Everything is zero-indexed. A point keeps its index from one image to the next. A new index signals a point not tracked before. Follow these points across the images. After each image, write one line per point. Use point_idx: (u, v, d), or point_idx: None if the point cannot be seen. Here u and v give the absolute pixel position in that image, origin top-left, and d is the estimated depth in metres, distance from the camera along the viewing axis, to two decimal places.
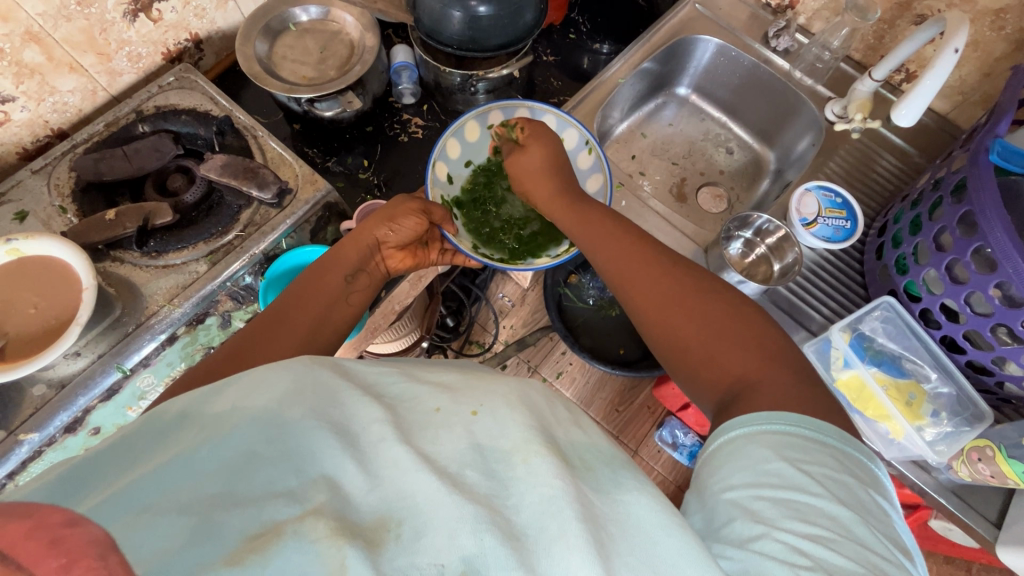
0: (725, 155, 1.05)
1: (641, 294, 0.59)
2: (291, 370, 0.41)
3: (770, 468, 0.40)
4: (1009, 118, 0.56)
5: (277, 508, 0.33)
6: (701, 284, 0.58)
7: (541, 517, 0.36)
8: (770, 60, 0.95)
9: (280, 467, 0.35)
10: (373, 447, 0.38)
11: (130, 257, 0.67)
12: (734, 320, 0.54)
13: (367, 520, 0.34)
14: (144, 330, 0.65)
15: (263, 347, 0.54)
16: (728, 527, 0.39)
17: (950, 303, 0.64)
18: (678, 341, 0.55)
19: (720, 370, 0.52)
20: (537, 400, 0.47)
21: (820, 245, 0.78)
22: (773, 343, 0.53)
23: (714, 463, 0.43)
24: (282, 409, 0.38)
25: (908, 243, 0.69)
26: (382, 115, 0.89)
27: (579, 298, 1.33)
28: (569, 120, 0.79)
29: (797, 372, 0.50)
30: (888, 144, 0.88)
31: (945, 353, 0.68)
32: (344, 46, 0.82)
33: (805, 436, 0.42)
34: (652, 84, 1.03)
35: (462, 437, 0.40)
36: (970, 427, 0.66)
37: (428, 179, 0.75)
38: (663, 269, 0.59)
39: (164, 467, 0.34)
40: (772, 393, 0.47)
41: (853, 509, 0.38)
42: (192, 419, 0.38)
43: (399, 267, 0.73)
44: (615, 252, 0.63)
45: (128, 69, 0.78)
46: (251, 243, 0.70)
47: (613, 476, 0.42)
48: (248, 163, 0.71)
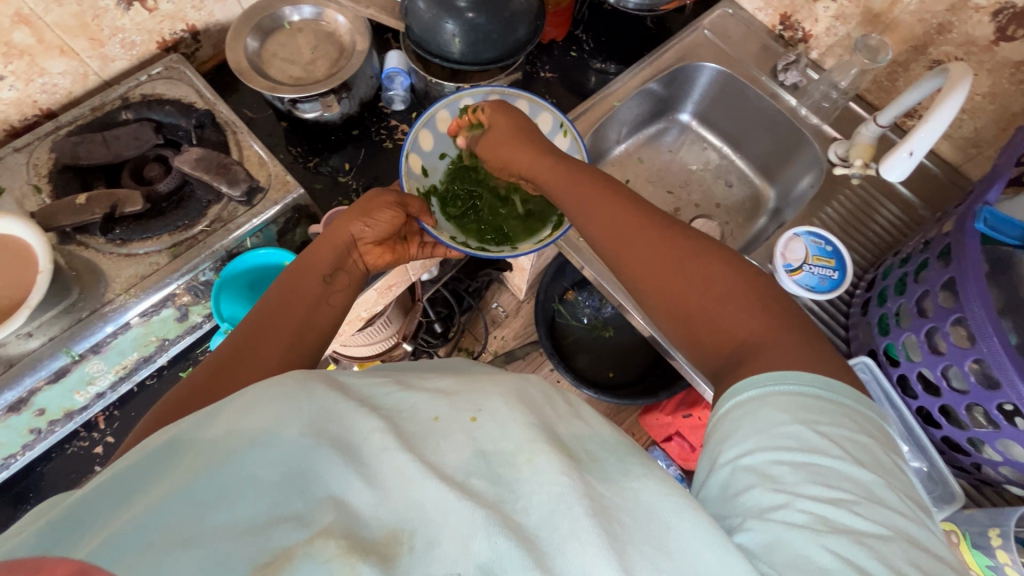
0: (723, 187, 1.02)
1: (636, 254, 0.53)
2: (282, 386, 0.39)
3: (787, 431, 0.37)
4: (1001, 185, 0.52)
5: (285, 532, 0.32)
6: (695, 242, 0.51)
7: (553, 516, 0.34)
8: (777, 94, 0.91)
9: (285, 490, 0.34)
10: (374, 456, 0.37)
11: (95, 242, 0.68)
12: (734, 278, 0.49)
13: (378, 535, 0.33)
14: (99, 317, 0.65)
15: (254, 354, 0.52)
16: (744, 496, 0.36)
17: (927, 373, 0.60)
18: (673, 302, 0.50)
19: (720, 336, 0.47)
20: (536, 395, 0.45)
21: (803, 294, 0.75)
22: (777, 302, 0.48)
23: (725, 427, 0.40)
24: (281, 428, 0.37)
25: (892, 302, 0.65)
26: (370, 119, 0.88)
27: (574, 316, 1.31)
28: (541, 103, 0.76)
29: (805, 335, 0.45)
30: (892, 191, 0.83)
31: (921, 426, 0.63)
32: (335, 47, 0.82)
33: (821, 396, 0.39)
34: (653, 108, 1.00)
35: (465, 444, 0.39)
36: (935, 509, 0.62)
37: (403, 172, 0.73)
38: (652, 227, 0.53)
39: (164, 499, 0.33)
40: (780, 357, 0.42)
41: (875, 471, 0.36)
42: (188, 446, 0.36)
43: (378, 264, 0.72)
44: (598, 208, 0.57)
45: (121, 56, 0.79)
46: (215, 238, 0.70)
47: (621, 464, 0.40)
48: (221, 158, 0.71)
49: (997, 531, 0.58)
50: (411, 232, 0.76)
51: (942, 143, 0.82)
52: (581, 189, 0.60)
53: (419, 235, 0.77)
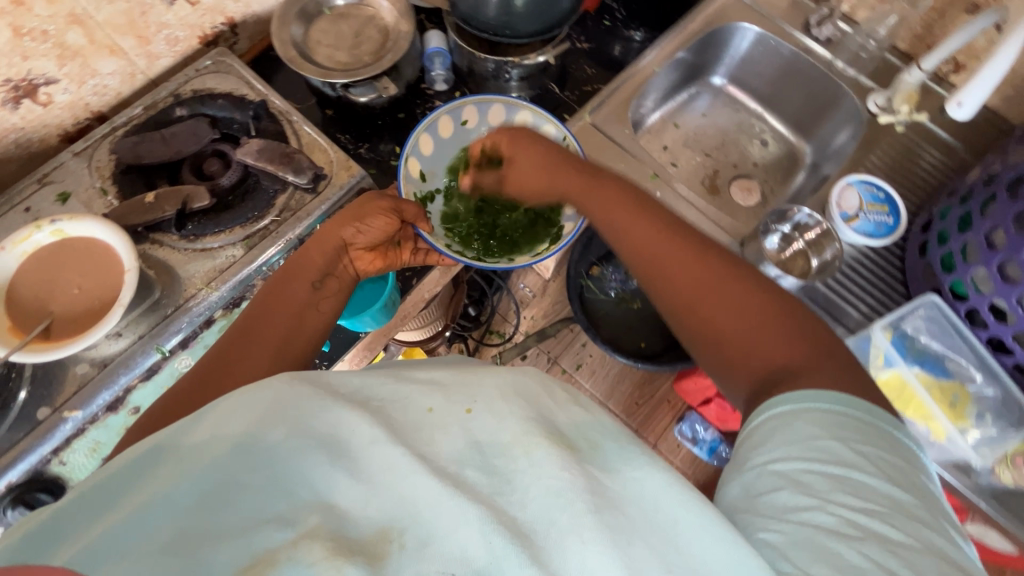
0: (759, 147, 1.03)
1: (674, 276, 0.54)
2: (270, 390, 0.41)
3: (820, 442, 0.39)
4: None
5: (269, 534, 0.33)
6: (734, 269, 0.53)
7: (552, 510, 0.35)
8: (811, 49, 0.92)
9: (270, 492, 0.36)
10: (365, 452, 0.38)
11: (169, 240, 0.68)
12: (773, 306, 0.50)
13: (367, 533, 0.34)
14: (183, 313, 0.66)
15: (232, 365, 0.54)
16: (771, 496, 0.38)
17: (1000, 303, 0.63)
18: (716, 325, 0.51)
19: (758, 360, 0.48)
20: (532, 387, 0.46)
21: (861, 241, 0.77)
22: (818, 331, 0.49)
23: (757, 437, 0.42)
24: (257, 432, 0.38)
25: (956, 241, 0.67)
26: (414, 101, 0.88)
27: (601, 291, 1.31)
28: (544, 116, 0.79)
29: (842, 361, 0.46)
30: (932, 136, 0.85)
31: (991, 354, 0.66)
32: (378, 30, 0.82)
33: (854, 413, 0.41)
34: (686, 73, 1.01)
35: (458, 434, 0.40)
36: (1014, 431, 0.64)
37: (400, 174, 0.75)
38: (693, 251, 0.55)
39: (143, 507, 0.35)
40: (820, 379, 0.43)
41: (906, 489, 0.37)
42: (176, 449, 0.38)
43: (370, 270, 0.70)
44: (637, 230, 0.59)
45: (166, 52, 0.78)
46: (287, 227, 0.70)
47: (621, 450, 0.42)
48: (283, 148, 0.72)
49: None
50: (405, 238, 0.74)
51: None
52: (621, 209, 0.62)
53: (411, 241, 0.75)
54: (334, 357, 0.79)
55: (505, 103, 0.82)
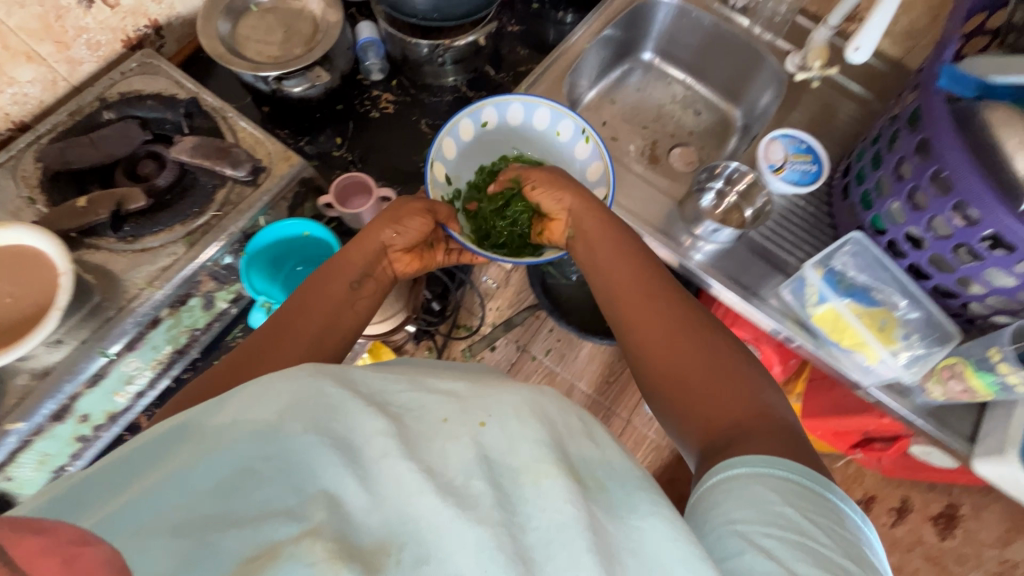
0: (693, 116, 1.07)
1: (642, 324, 0.58)
2: (295, 376, 0.39)
3: (778, 509, 0.39)
4: (955, 43, 0.58)
5: (276, 527, 0.32)
6: (699, 322, 0.56)
7: (551, 542, 0.35)
8: (730, 18, 0.96)
9: (279, 486, 0.34)
10: (375, 463, 0.36)
11: (106, 243, 0.67)
12: (729, 364, 0.53)
13: (368, 542, 0.33)
14: (127, 314, 0.64)
15: (267, 358, 0.54)
16: (733, 560, 0.37)
17: (913, 231, 0.67)
18: (675, 376, 0.53)
19: (713, 412, 0.50)
20: (551, 411, 0.44)
21: (790, 189, 0.80)
22: (766, 394, 0.51)
23: (715, 496, 0.42)
24: (285, 422, 0.36)
25: (871, 178, 0.73)
26: (352, 93, 0.89)
27: (563, 277, 1.24)
28: (563, 111, 0.80)
29: (792, 428, 0.48)
30: (846, 91, 0.92)
31: (913, 280, 0.70)
32: (307, 23, 0.82)
33: (807, 484, 0.41)
34: (616, 50, 1.04)
35: (470, 447, 0.38)
36: (939, 347, 0.69)
37: (428, 180, 0.76)
38: (670, 305, 0.58)
39: (160, 484, 0.33)
40: (762, 440, 0.45)
41: (859, 564, 0.37)
42: (193, 429, 0.36)
43: (407, 270, 0.72)
44: (616, 277, 0.62)
45: (88, 58, 0.76)
46: (229, 221, 0.69)
47: (628, 497, 0.40)
48: (219, 143, 0.71)
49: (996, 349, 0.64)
50: (438, 240, 0.76)
51: (885, 41, 0.90)
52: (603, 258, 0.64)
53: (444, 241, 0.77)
54: None
55: (525, 102, 0.82)
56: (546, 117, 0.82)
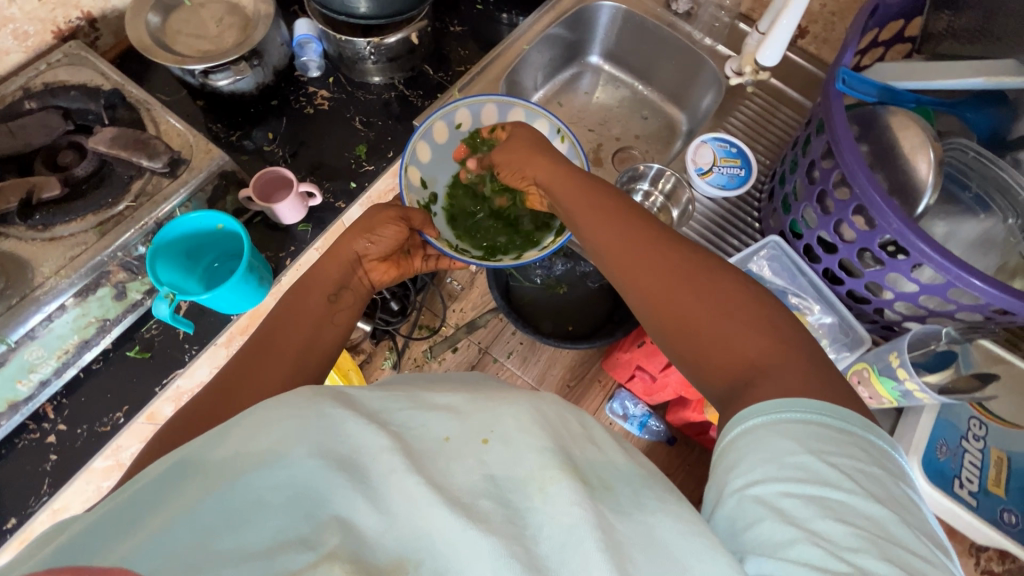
0: (640, 120, 1.07)
1: (643, 273, 0.56)
2: (292, 403, 0.40)
3: (797, 461, 0.37)
4: (853, 47, 0.58)
5: (290, 557, 0.33)
6: (710, 263, 0.54)
7: (564, 547, 0.36)
8: (673, 23, 0.97)
9: (294, 515, 0.36)
10: (382, 480, 0.38)
11: (16, 231, 0.67)
12: (745, 300, 0.51)
13: (384, 562, 0.35)
14: (30, 302, 0.64)
15: (253, 380, 0.54)
16: (756, 528, 0.37)
17: (824, 236, 0.67)
18: (688, 321, 0.51)
19: (729, 355, 0.48)
20: (551, 416, 0.46)
21: (716, 193, 0.81)
22: (786, 327, 0.49)
23: (732, 455, 0.41)
24: (290, 449, 0.37)
25: (789, 183, 0.73)
26: (288, 89, 0.89)
27: (526, 278, 1.14)
28: (537, 110, 0.82)
29: (814, 356, 0.47)
30: (785, 97, 0.92)
31: (828, 286, 0.70)
32: (239, 17, 0.83)
33: (833, 424, 0.40)
34: (563, 52, 1.05)
35: (475, 468, 0.40)
36: (849, 352, 0.69)
37: (403, 185, 0.76)
38: (672, 254, 0.56)
39: (170, 525, 0.34)
40: (786, 380, 0.43)
41: (889, 507, 0.36)
42: (196, 464, 0.37)
43: (383, 278, 0.75)
44: (615, 228, 0.60)
45: (15, 48, 0.77)
46: (143, 212, 0.69)
47: (636, 496, 0.41)
48: (138, 134, 0.72)
49: (895, 354, 0.63)
50: (415, 247, 0.79)
51: (821, 47, 0.90)
52: (601, 209, 0.62)
53: (422, 248, 0.81)
54: (206, 340, 0.75)
55: (498, 102, 0.83)
56: (520, 116, 0.84)
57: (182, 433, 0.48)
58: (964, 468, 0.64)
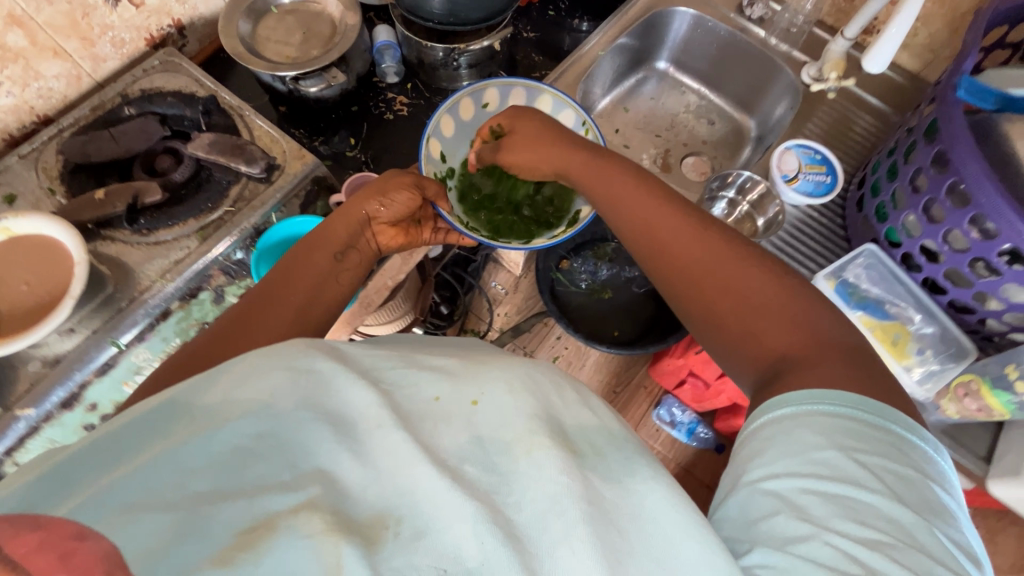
0: (706, 125, 1.07)
1: (672, 255, 0.56)
2: (282, 353, 0.40)
3: (821, 457, 0.37)
4: (976, 54, 0.57)
5: (270, 500, 0.34)
6: (741, 248, 0.54)
7: (542, 518, 0.36)
8: (746, 28, 0.96)
9: (270, 462, 0.35)
10: (370, 435, 0.38)
11: (121, 235, 0.68)
12: (777, 290, 0.50)
13: (365, 515, 0.34)
14: (138, 305, 0.65)
15: (252, 326, 0.53)
16: (770, 522, 0.37)
17: (929, 244, 0.66)
18: (715, 307, 0.52)
19: (762, 343, 0.49)
20: (544, 382, 0.45)
21: (803, 201, 0.80)
22: (822, 318, 0.49)
23: (754, 446, 0.41)
24: (279, 401, 0.37)
25: (887, 190, 0.72)
26: (367, 94, 0.90)
27: (572, 283, 1.10)
28: (564, 100, 0.82)
29: (847, 347, 0.46)
30: (864, 103, 0.91)
31: (928, 295, 0.69)
32: (326, 24, 0.84)
33: (862, 419, 0.39)
34: (631, 59, 1.04)
35: (463, 428, 0.40)
36: (954, 363, 0.66)
37: (422, 155, 0.77)
38: (701, 235, 0.55)
39: (150, 464, 0.34)
40: (820, 370, 0.43)
41: (915, 511, 0.36)
42: (185, 410, 0.37)
43: (391, 245, 0.72)
44: (644, 212, 0.60)
45: (112, 55, 0.78)
46: (242, 217, 0.70)
47: (626, 461, 0.41)
48: (235, 140, 0.72)
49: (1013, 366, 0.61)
50: (426, 217, 0.76)
51: (902, 53, 0.89)
52: (625, 200, 0.62)
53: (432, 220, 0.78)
54: None
55: (527, 86, 0.84)
56: (548, 104, 0.83)
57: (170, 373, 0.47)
58: None
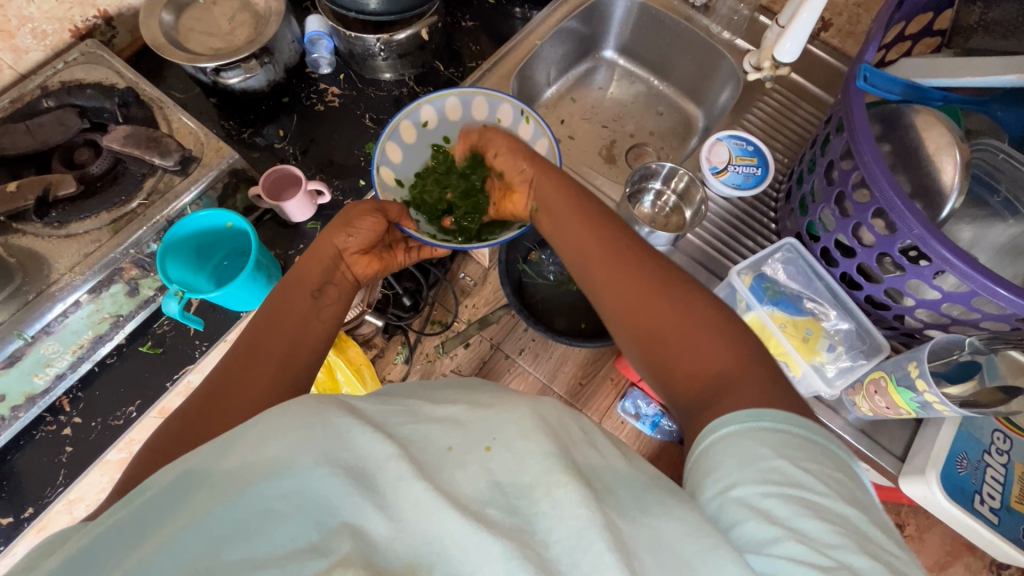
0: (654, 116, 1.05)
1: (609, 283, 0.59)
2: (294, 416, 0.39)
3: (772, 465, 0.38)
4: (875, 42, 0.55)
5: (303, 565, 0.32)
6: (676, 279, 0.57)
7: (573, 551, 0.34)
8: (690, 16, 0.94)
9: (300, 521, 0.34)
10: (391, 486, 0.36)
11: (32, 228, 0.68)
12: (710, 315, 0.53)
13: (397, 566, 0.33)
14: (47, 297, 0.66)
15: (246, 381, 0.53)
16: (740, 528, 0.36)
17: (842, 239, 0.64)
18: (653, 331, 0.54)
19: (696, 367, 0.50)
20: (555, 420, 0.43)
21: (730, 192, 0.79)
22: (753, 345, 0.51)
23: (709, 462, 0.40)
24: (297, 459, 0.36)
25: (807, 182, 0.70)
26: (298, 86, 0.90)
27: (540, 274, 1.03)
28: (498, 96, 0.80)
29: (772, 369, 0.48)
30: (805, 92, 0.89)
31: (845, 290, 0.67)
32: (250, 14, 0.83)
33: (800, 430, 0.40)
34: (578, 47, 1.02)
35: (479, 474, 0.38)
36: (865, 359, 0.65)
37: (377, 185, 0.74)
38: (639, 264, 0.58)
39: (181, 535, 0.33)
40: (749, 390, 0.45)
41: (859, 507, 0.37)
42: (202, 478, 0.36)
43: (367, 273, 0.71)
44: (589, 239, 0.62)
45: (34, 47, 0.78)
46: (155, 210, 0.71)
47: (638, 499, 0.39)
48: (151, 132, 0.72)
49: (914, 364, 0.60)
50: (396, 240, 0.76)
51: (845, 41, 0.87)
52: (576, 221, 0.64)
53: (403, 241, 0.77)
54: (215, 337, 0.75)
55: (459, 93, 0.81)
56: (483, 106, 0.81)
57: (171, 445, 0.47)
58: (985, 484, 0.63)
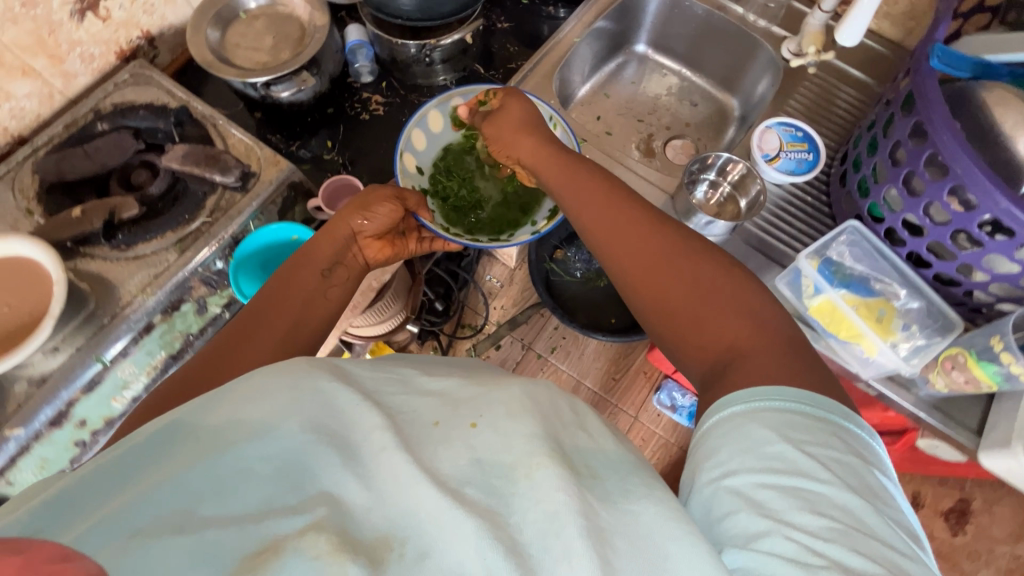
0: (689, 107, 1.05)
1: (612, 240, 0.56)
2: (286, 373, 0.39)
3: (774, 451, 0.37)
4: (946, 22, 0.56)
5: (275, 523, 0.32)
6: (687, 239, 0.53)
7: (545, 535, 0.33)
8: (725, 6, 0.94)
9: (277, 483, 0.34)
10: (373, 458, 0.36)
11: (100, 252, 0.68)
12: (722, 281, 0.50)
13: (369, 538, 0.32)
14: (120, 321, 0.66)
15: (240, 351, 0.52)
16: (730, 520, 0.36)
17: (910, 219, 0.65)
18: (660, 291, 0.51)
19: (710, 335, 0.48)
20: (546, 404, 0.43)
21: (785, 178, 0.79)
22: (769, 313, 0.48)
23: (707, 446, 0.40)
24: (284, 421, 0.36)
25: (868, 164, 0.71)
26: (342, 95, 0.90)
27: (567, 272, 1.01)
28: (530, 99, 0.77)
29: (788, 339, 0.46)
30: (845, 75, 0.89)
31: (912, 270, 0.68)
32: (295, 26, 0.83)
33: (806, 413, 0.39)
34: (610, 43, 1.03)
35: (463, 451, 0.37)
36: (940, 338, 0.66)
37: (399, 170, 0.73)
38: (647, 222, 0.55)
39: (159, 487, 0.32)
40: (761, 363, 0.43)
41: (862, 496, 0.35)
42: (188, 430, 0.36)
43: (379, 259, 0.69)
44: (592, 201, 0.59)
45: (82, 70, 0.78)
46: (219, 227, 0.71)
47: (622, 484, 0.38)
48: (208, 149, 0.72)
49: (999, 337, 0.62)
50: (409, 228, 0.72)
51: (883, 23, 0.88)
52: (575, 188, 0.61)
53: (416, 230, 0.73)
54: None
55: None
56: None
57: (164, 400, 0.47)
58: None
